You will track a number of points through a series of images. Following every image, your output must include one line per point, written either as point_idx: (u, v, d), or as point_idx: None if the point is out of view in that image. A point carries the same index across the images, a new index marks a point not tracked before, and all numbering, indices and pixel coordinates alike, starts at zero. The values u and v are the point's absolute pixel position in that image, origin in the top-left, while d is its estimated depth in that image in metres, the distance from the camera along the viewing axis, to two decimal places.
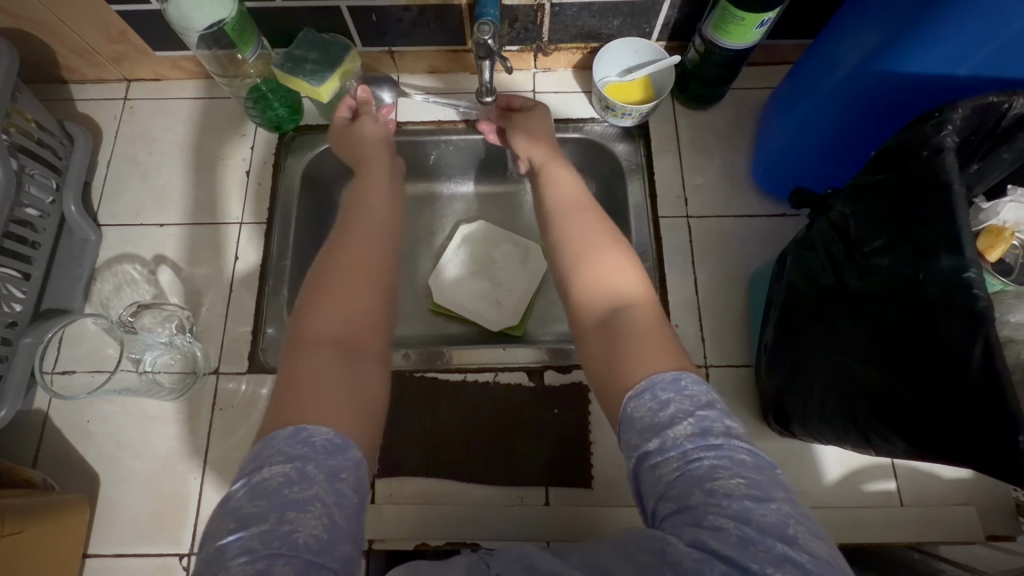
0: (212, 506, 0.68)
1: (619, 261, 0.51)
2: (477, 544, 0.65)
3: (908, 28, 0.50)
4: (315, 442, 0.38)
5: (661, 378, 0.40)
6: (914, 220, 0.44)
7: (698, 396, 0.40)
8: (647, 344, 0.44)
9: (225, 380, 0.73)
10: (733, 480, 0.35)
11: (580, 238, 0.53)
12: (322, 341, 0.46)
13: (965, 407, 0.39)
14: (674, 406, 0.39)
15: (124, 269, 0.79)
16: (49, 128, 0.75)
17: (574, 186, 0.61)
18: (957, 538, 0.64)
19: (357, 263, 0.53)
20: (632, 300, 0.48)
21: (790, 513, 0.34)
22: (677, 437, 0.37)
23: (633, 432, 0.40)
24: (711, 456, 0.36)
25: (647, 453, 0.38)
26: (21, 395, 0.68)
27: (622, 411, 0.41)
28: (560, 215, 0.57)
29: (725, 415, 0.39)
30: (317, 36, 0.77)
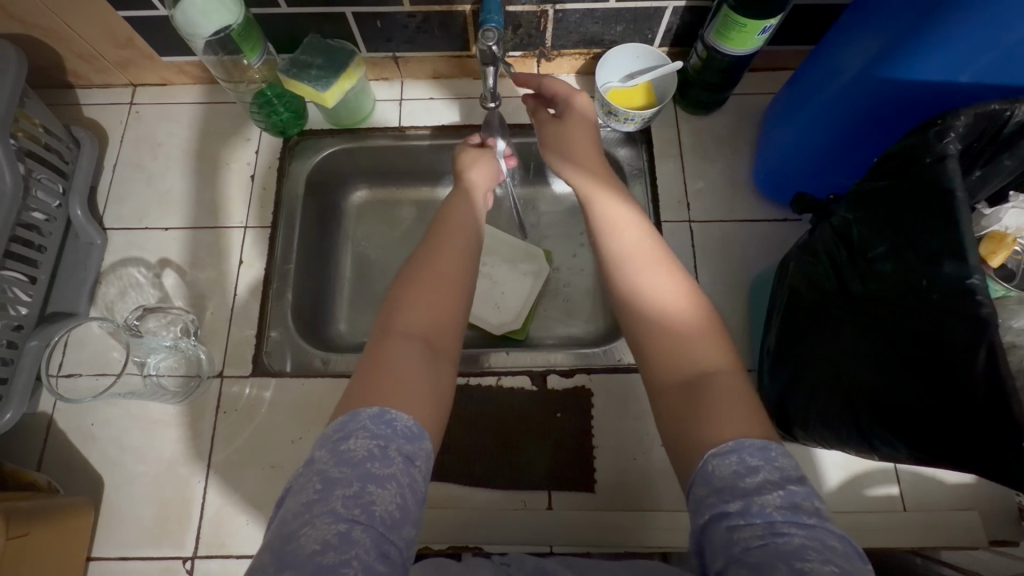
0: (216, 508, 0.69)
1: (689, 308, 0.48)
2: (480, 547, 0.66)
3: (912, 33, 0.50)
4: (397, 425, 0.39)
5: (750, 443, 0.38)
6: (916, 230, 0.44)
7: (788, 469, 0.37)
8: (733, 406, 0.41)
9: (229, 383, 0.73)
10: (826, 565, 0.32)
11: (653, 287, 0.49)
12: (408, 336, 0.46)
13: (971, 413, 0.39)
14: (762, 474, 0.37)
15: (129, 272, 0.79)
16: (56, 133, 0.75)
17: (636, 222, 0.55)
18: (960, 543, 0.65)
19: (449, 267, 0.52)
20: (714, 351, 0.45)
21: None
22: (766, 505, 0.35)
23: (710, 492, 0.37)
24: (801, 532, 0.34)
25: (724, 514, 0.36)
26: (26, 398, 0.69)
27: (699, 466, 0.39)
28: (621, 260, 0.52)
29: (816, 494, 0.36)
30: (322, 43, 0.78)
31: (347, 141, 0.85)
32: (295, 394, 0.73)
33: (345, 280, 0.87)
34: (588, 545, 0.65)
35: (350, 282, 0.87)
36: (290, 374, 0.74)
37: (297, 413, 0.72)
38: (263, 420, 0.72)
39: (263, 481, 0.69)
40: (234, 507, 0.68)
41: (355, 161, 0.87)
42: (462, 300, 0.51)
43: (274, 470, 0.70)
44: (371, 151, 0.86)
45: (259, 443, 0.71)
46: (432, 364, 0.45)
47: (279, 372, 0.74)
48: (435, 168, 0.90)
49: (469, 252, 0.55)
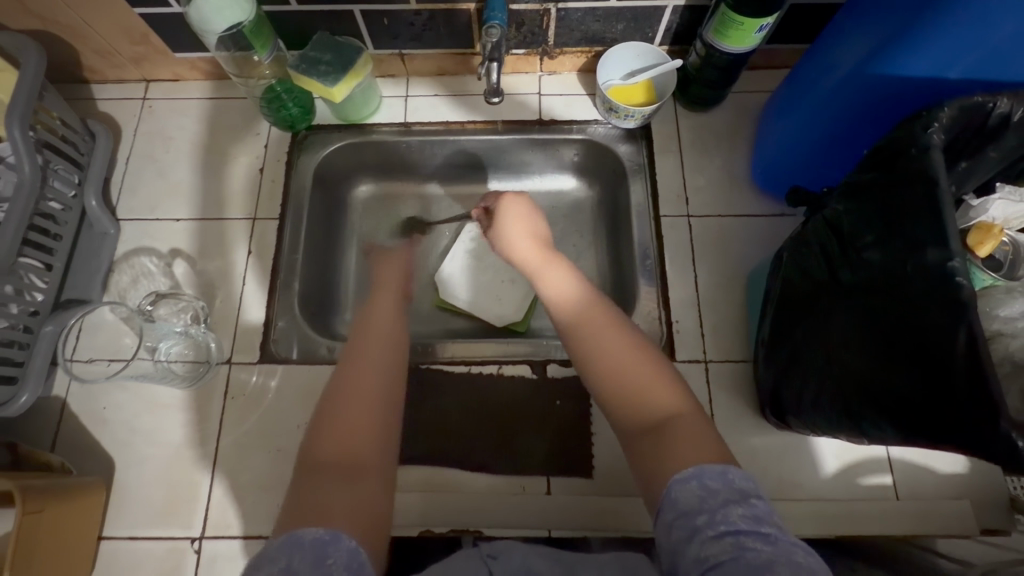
0: (224, 490, 0.70)
1: (643, 364, 0.52)
2: (480, 532, 0.67)
3: (902, 30, 0.52)
4: (306, 541, 0.40)
5: (709, 468, 0.42)
6: (903, 219, 0.45)
7: (746, 486, 0.41)
8: (696, 449, 0.44)
9: (237, 369, 0.75)
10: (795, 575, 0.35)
11: (605, 347, 0.54)
12: (324, 467, 0.47)
13: (952, 392, 0.40)
14: (723, 493, 0.41)
15: (140, 262, 0.81)
16: (73, 125, 0.78)
17: (583, 289, 0.60)
18: (952, 532, 0.66)
19: (364, 388, 0.53)
20: (669, 404, 0.49)
21: None
22: (731, 521, 0.39)
23: (677, 514, 0.41)
24: (767, 546, 0.37)
25: (694, 531, 0.39)
26: (42, 381, 0.71)
27: (666, 492, 0.42)
28: (573, 324, 0.57)
29: (774, 509, 0.41)
30: (331, 39, 0.81)
31: (353, 136, 0.87)
32: (301, 381, 0.75)
33: (350, 274, 0.89)
34: (588, 530, 0.66)
35: (356, 274, 0.89)
36: (296, 361, 0.76)
37: (303, 399, 0.74)
38: (270, 406, 0.74)
39: (270, 464, 0.71)
40: (241, 489, 0.70)
41: (360, 156, 0.89)
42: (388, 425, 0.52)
43: (281, 454, 0.72)
44: (377, 146, 0.88)
45: (266, 428, 0.73)
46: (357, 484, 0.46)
47: (286, 359, 0.76)
48: (440, 163, 0.92)
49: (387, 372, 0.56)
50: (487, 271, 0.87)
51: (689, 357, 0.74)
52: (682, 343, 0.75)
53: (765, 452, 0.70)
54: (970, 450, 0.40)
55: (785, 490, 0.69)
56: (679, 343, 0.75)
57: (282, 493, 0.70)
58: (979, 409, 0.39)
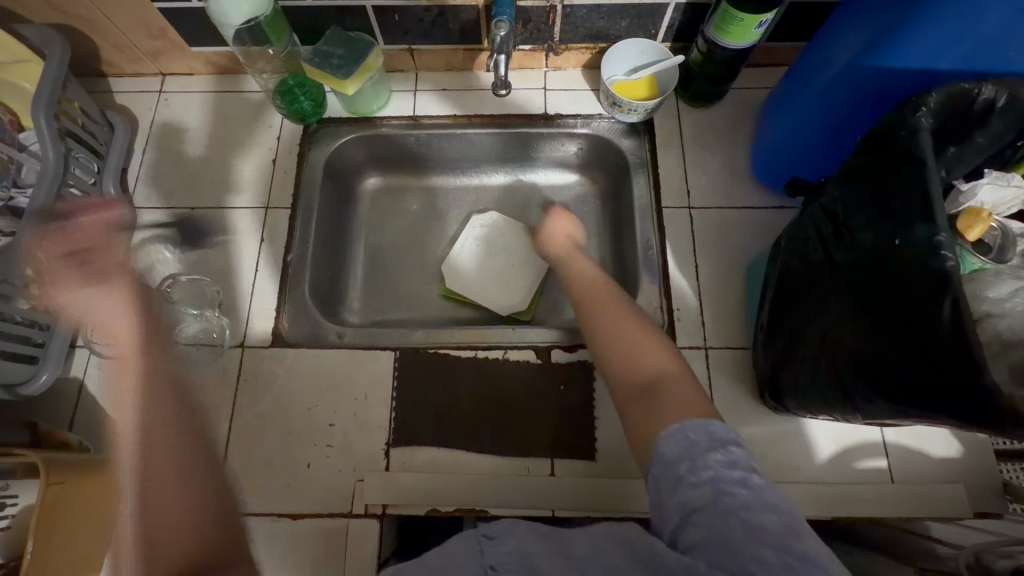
0: (235, 470, 0.72)
1: (649, 345, 0.60)
2: (485, 511, 0.69)
3: (894, 23, 0.54)
4: None
5: (691, 424, 0.49)
6: (893, 197, 0.48)
7: (724, 435, 0.48)
8: (681, 406, 0.51)
9: (249, 353, 0.77)
10: (767, 512, 0.42)
11: (614, 327, 0.64)
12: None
13: (935, 360, 0.43)
14: (704, 444, 0.47)
15: (155, 249, 0.83)
16: (93, 115, 0.80)
17: (604, 284, 0.71)
18: (946, 514, 0.67)
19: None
20: (663, 370, 0.57)
21: (817, 542, 0.41)
22: (712, 470, 0.45)
23: (664, 465, 0.48)
24: (742, 489, 0.44)
25: (678, 478, 0.46)
26: (60, 361, 0.76)
27: (655, 449, 0.49)
28: (589, 312, 0.67)
29: (749, 453, 0.47)
30: (344, 34, 0.83)
31: (363, 129, 0.89)
32: (312, 365, 0.77)
33: (359, 264, 0.91)
34: (591, 510, 0.68)
35: (364, 265, 0.92)
36: (307, 346, 0.78)
37: (314, 382, 0.76)
38: (281, 390, 0.76)
39: (281, 444, 0.73)
40: (251, 469, 0.72)
41: (370, 149, 0.92)
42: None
43: (292, 435, 0.73)
44: (385, 139, 0.90)
45: (276, 410, 0.75)
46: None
47: (297, 344, 0.78)
48: (446, 157, 0.94)
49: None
50: (495, 263, 0.89)
51: (690, 344, 0.76)
52: (683, 330, 0.77)
53: (764, 436, 0.72)
54: (957, 416, 0.42)
55: (783, 473, 0.70)
56: (680, 330, 0.77)
57: (292, 473, 0.72)
58: (965, 374, 0.41)
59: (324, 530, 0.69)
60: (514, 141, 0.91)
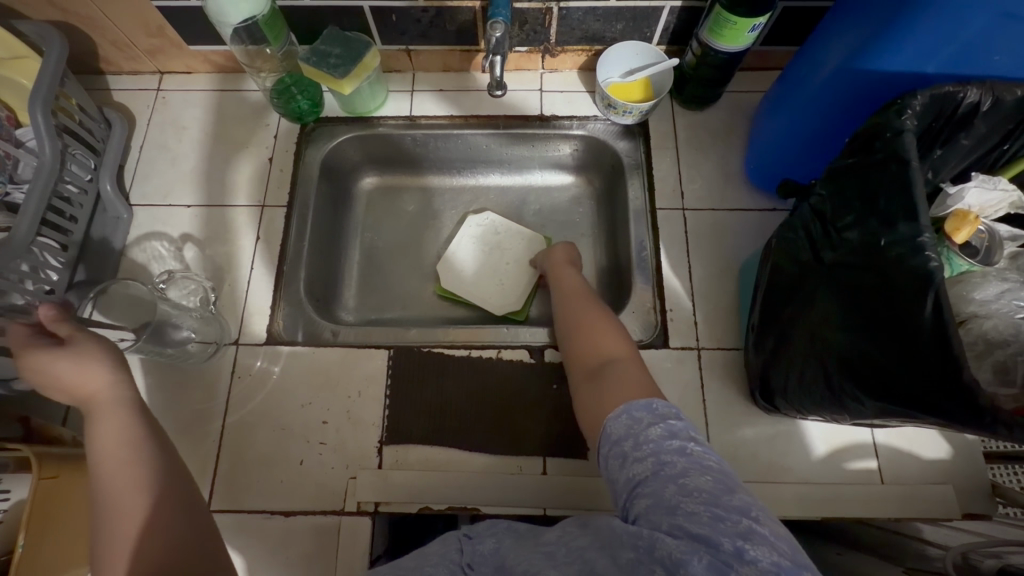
0: (227, 467, 0.72)
1: (609, 335, 0.65)
2: (478, 509, 0.69)
3: (883, 26, 0.54)
4: None
5: (636, 404, 0.51)
6: (877, 196, 0.48)
7: (665, 412, 0.50)
8: (626, 386, 0.55)
9: (243, 351, 0.78)
10: (703, 476, 0.43)
11: (578, 320, 0.69)
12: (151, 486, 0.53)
13: (915, 358, 0.43)
14: (647, 420, 0.49)
15: (152, 246, 0.84)
16: (90, 112, 0.81)
17: (576, 280, 0.76)
18: (935, 515, 0.68)
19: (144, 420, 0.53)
20: (617, 356, 0.62)
21: (752, 502, 0.41)
22: (651, 441, 0.47)
23: (611, 445, 0.50)
24: (679, 457, 0.45)
25: (624, 456, 0.48)
26: None
27: (604, 430, 0.51)
28: (562, 307, 0.72)
29: (691, 426, 0.49)
30: (340, 33, 0.84)
31: (360, 128, 0.90)
32: (305, 362, 0.77)
33: (354, 263, 0.92)
34: (582, 509, 0.69)
35: (359, 264, 0.92)
36: (301, 343, 0.78)
37: (308, 379, 0.76)
38: (275, 387, 0.76)
39: (273, 441, 0.73)
40: (243, 466, 0.72)
41: (366, 148, 0.92)
42: (148, 444, 0.55)
43: (285, 432, 0.73)
44: (382, 139, 0.91)
45: (269, 407, 0.75)
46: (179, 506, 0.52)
47: (291, 341, 0.78)
48: (441, 156, 0.95)
49: (106, 381, 0.56)
50: (489, 260, 0.90)
51: (682, 345, 0.77)
52: (676, 331, 0.78)
53: (755, 437, 0.72)
54: (938, 413, 0.43)
55: (775, 473, 0.71)
56: (673, 331, 0.77)
57: (284, 470, 0.72)
58: (946, 369, 0.41)
59: (315, 526, 0.69)
60: (509, 141, 0.92)
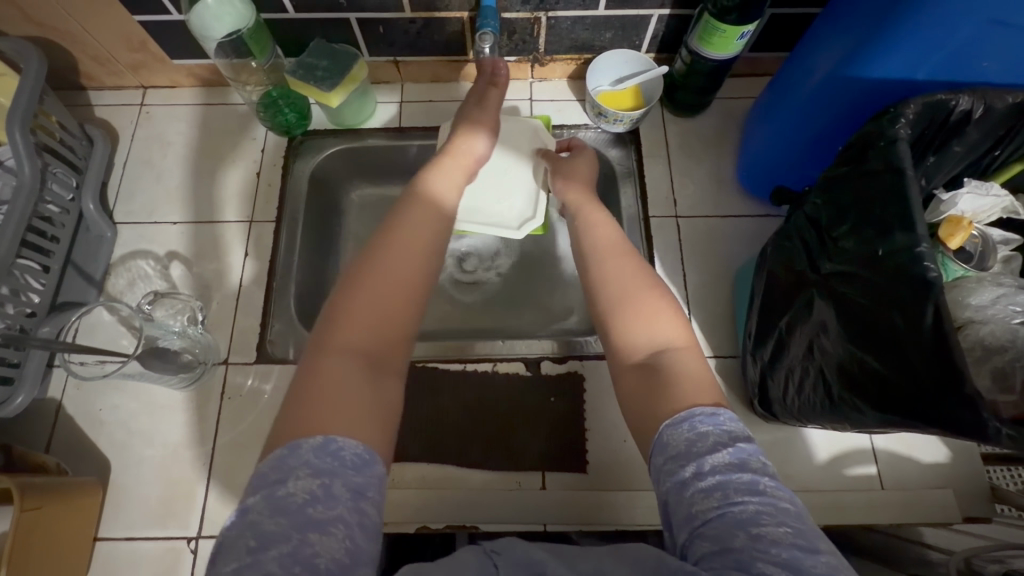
0: (219, 491, 0.71)
1: (660, 307, 0.53)
2: (477, 527, 0.67)
3: (871, 35, 0.55)
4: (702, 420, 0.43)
5: (700, 411, 0.44)
6: (873, 206, 0.48)
7: (735, 429, 0.43)
8: (690, 388, 0.46)
9: (233, 371, 0.76)
10: (780, 527, 0.37)
11: (619, 282, 0.56)
12: (348, 349, 0.45)
13: (913, 367, 0.43)
14: (713, 438, 0.42)
15: (137, 264, 0.82)
16: (71, 129, 0.79)
17: (610, 226, 0.64)
18: (936, 519, 0.67)
19: (390, 279, 0.50)
20: (672, 339, 0.51)
21: (838, 566, 0.36)
22: (718, 470, 0.40)
23: (667, 461, 0.43)
24: (754, 499, 0.39)
25: (683, 482, 0.41)
26: (38, 383, 0.71)
27: (657, 438, 0.45)
28: (598, 257, 0.60)
29: (761, 450, 0.42)
30: (327, 46, 0.83)
31: (347, 140, 0.87)
32: None
33: None
34: (583, 524, 0.68)
35: None
36: (293, 361, 0.76)
37: None
38: (267, 407, 0.74)
39: None
40: (234, 490, 0.71)
41: (355, 161, 0.90)
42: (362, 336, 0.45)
43: None
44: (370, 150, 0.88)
45: (262, 428, 0.73)
46: (378, 377, 0.45)
47: (283, 359, 0.75)
48: None
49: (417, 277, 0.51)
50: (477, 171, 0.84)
51: None
52: None
53: None
54: (940, 425, 0.42)
55: None
56: None
57: None
58: (953, 383, 0.40)
59: None
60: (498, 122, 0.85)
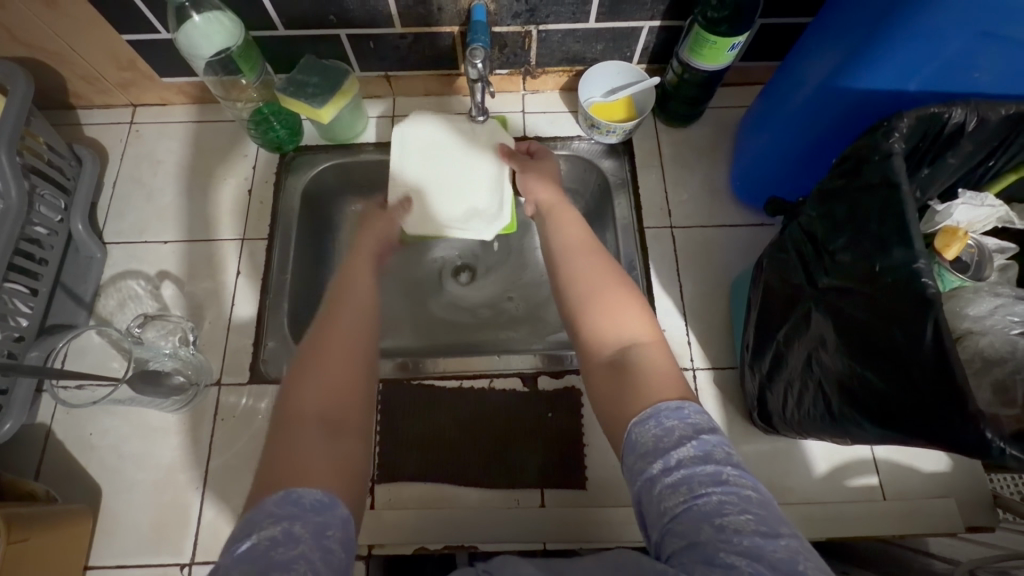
0: (213, 515, 0.69)
1: (627, 305, 0.53)
2: (475, 547, 0.66)
3: (864, 45, 0.54)
4: (676, 414, 0.42)
5: (665, 406, 0.43)
6: (870, 220, 0.48)
7: (699, 421, 0.42)
8: (656, 383, 0.46)
9: (226, 392, 0.75)
10: (743, 515, 0.37)
11: (586, 280, 0.56)
12: (312, 413, 0.47)
13: (910, 383, 0.43)
14: (678, 432, 0.42)
15: (128, 285, 0.81)
16: (59, 150, 0.78)
17: (579, 224, 0.64)
18: (939, 530, 0.66)
19: (347, 346, 0.53)
20: (638, 335, 0.50)
21: (800, 549, 0.35)
22: (683, 462, 0.40)
23: (637, 458, 0.42)
24: (718, 490, 0.38)
25: (652, 479, 0.40)
26: (26, 407, 0.70)
27: (626, 436, 0.44)
28: (566, 255, 0.60)
29: (725, 440, 0.42)
30: (318, 62, 0.82)
31: (341, 156, 0.87)
32: None
33: None
34: (581, 542, 0.66)
35: None
36: None
37: None
38: (261, 428, 0.73)
39: None
40: (229, 514, 0.69)
41: (349, 176, 0.89)
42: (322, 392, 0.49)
43: None
44: (365, 166, 0.88)
45: (257, 450, 0.72)
46: (344, 436, 0.47)
47: (276, 378, 0.75)
48: None
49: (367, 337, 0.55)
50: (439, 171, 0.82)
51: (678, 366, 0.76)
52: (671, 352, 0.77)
53: (754, 457, 0.71)
54: (942, 442, 0.42)
55: (778, 494, 0.69)
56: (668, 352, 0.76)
57: None
58: (954, 402, 0.40)
59: None
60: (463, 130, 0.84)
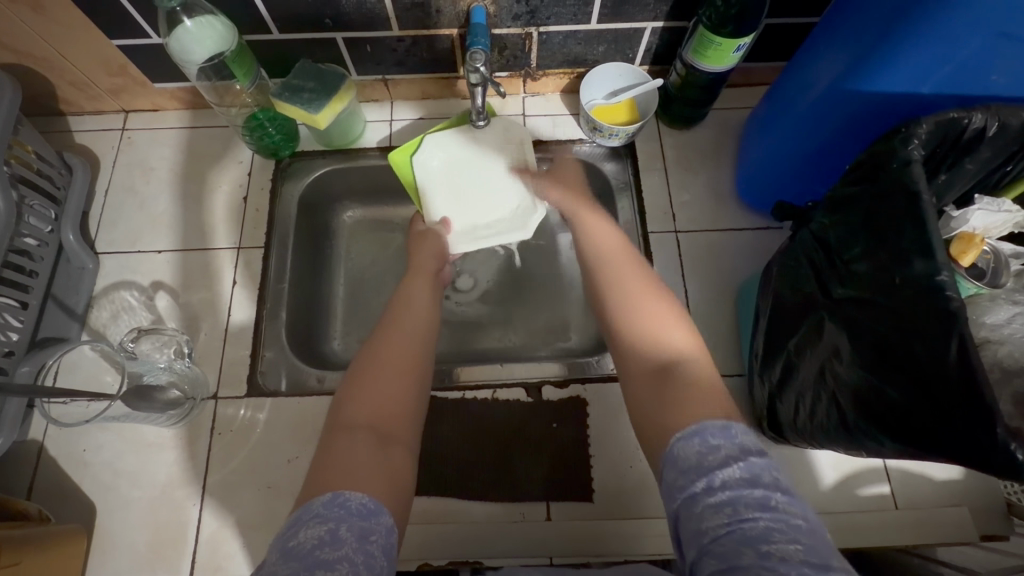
0: (211, 531, 0.68)
1: (666, 315, 0.51)
2: (480, 562, 0.65)
3: (875, 47, 0.53)
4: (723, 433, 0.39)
5: (711, 425, 0.40)
6: (890, 228, 0.46)
7: (748, 442, 0.39)
8: (700, 395, 0.43)
9: (223, 405, 0.73)
10: (792, 544, 0.34)
11: (623, 290, 0.55)
12: (356, 425, 0.44)
13: (935, 400, 0.42)
14: (724, 451, 0.38)
15: (121, 296, 0.79)
16: (48, 159, 0.76)
17: (611, 230, 0.64)
18: (952, 540, 0.65)
19: (401, 350, 0.51)
20: (679, 347, 0.48)
21: None
22: (728, 482, 0.37)
23: (678, 474, 0.39)
24: (764, 514, 0.35)
25: (693, 497, 0.38)
26: (17, 424, 0.68)
27: (666, 450, 0.41)
28: (603, 259, 0.60)
29: (775, 464, 0.38)
30: (314, 66, 0.80)
31: (339, 161, 0.85)
32: (291, 412, 0.72)
33: (337, 300, 0.86)
34: (588, 556, 0.65)
35: (342, 301, 0.86)
36: (286, 393, 0.73)
37: (295, 431, 0.72)
38: (259, 441, 0.71)
39: (260, 502, 0.69)
40: (228, 530, 0.68)
41: (348, 182, 0.87)
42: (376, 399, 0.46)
43: (270, 491, 0.69)
44: (363, 171, 0.86)
45: (256, 464, 0.70)
46: (388, 449, 0.43)
47: (274, 391, 0.73)
48: None
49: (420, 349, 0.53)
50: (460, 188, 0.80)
51: None
52: None
53: None
54: (974, 462, 0.40)
55: None
56: None
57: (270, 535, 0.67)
58: (983, 419, 0.39)
59: None
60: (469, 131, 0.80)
